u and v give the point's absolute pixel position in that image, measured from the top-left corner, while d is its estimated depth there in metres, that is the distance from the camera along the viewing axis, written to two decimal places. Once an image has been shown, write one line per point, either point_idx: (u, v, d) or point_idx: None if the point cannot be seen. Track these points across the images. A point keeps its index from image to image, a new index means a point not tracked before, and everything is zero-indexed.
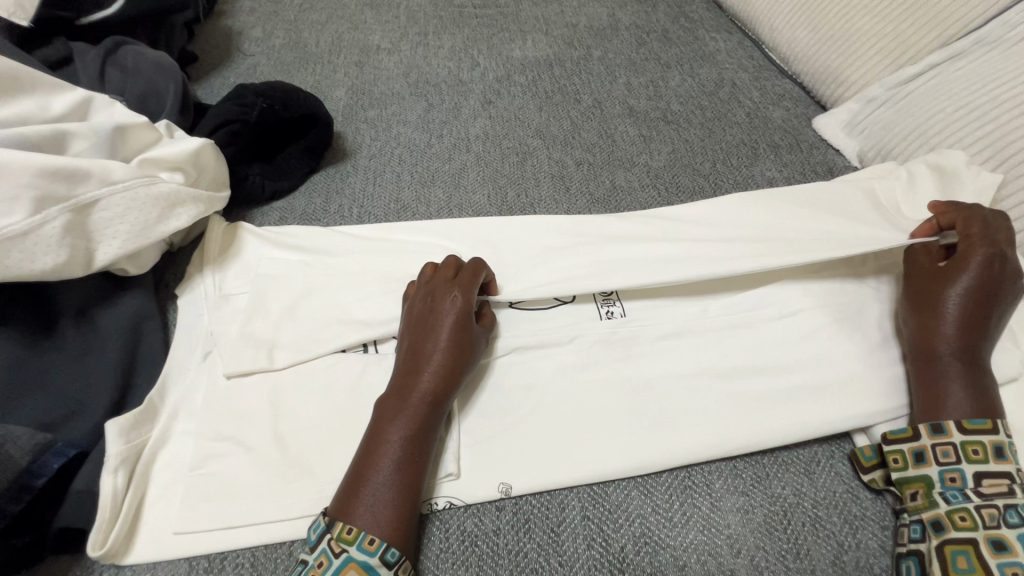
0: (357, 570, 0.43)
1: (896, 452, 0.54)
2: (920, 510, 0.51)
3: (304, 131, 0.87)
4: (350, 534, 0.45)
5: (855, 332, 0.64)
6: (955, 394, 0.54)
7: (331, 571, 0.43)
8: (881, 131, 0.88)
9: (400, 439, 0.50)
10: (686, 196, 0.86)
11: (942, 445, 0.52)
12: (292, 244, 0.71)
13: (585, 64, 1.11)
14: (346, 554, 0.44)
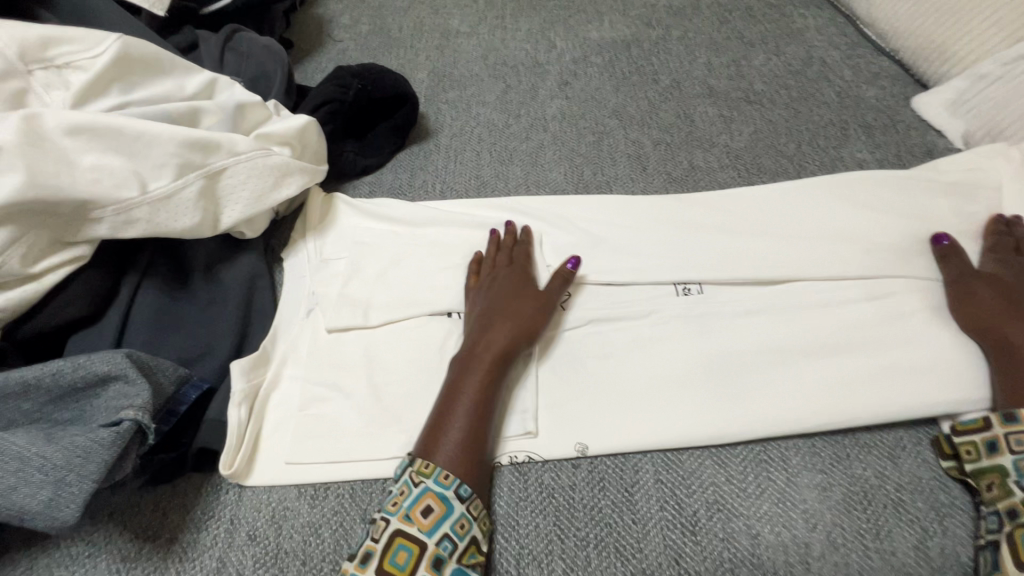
0: (435, 498, 0.48)
1: (969, 443, 0.53)
2: (997, 500, 0.50)
3: (392, 111, 0.92)
4: (427, 468, 0.50)
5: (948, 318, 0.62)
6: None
7: (411, 498, 0.48)
8: (992, 111, 0.82)
9: (473, 389, 0.54)
10: (768, 176, 0.84)
11: (1017, 435, 0.51)
12: (381, 213, 0.76)
13: (663, 44, 1.10)
14: (424, 484, 0.49)
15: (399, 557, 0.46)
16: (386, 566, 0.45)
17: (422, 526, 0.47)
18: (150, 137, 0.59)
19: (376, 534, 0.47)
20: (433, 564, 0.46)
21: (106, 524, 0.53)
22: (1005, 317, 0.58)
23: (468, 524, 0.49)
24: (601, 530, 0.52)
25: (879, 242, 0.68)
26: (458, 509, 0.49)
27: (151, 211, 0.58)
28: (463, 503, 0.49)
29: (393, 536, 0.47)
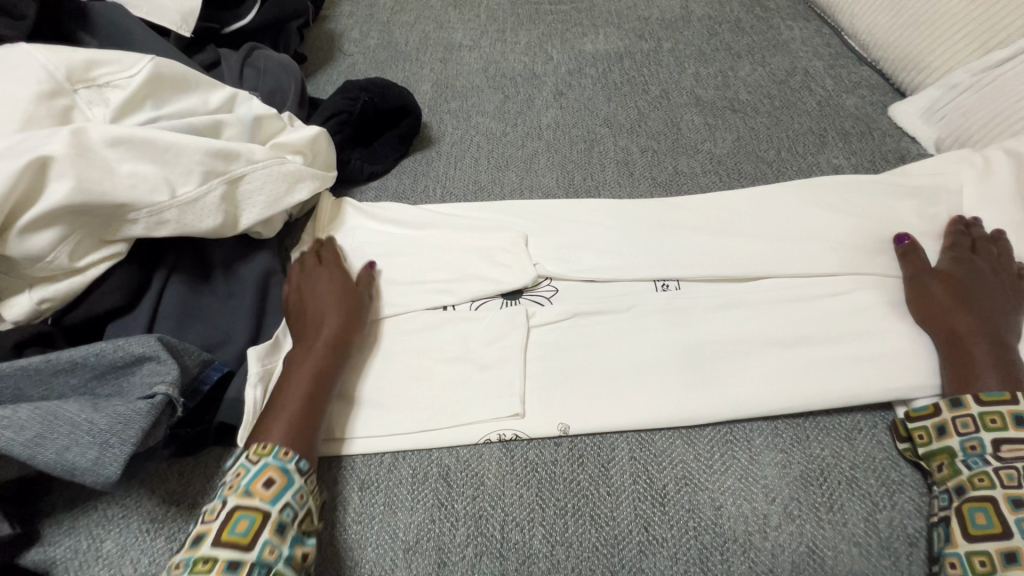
0: (275, 470, 0.54)
1: (921, 428, 0.57)
2: (946, 479, 0.54)
3: (397, 122, 1.00)
4: (264, 452, 0.55)
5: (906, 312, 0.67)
6: (980, 368, 0.58)
7: (252, 473, 0.53)
8: (961, 119, 0.86)
9: (305, 371, 0.62)
10: (748, 181, 0.89)
11: (961, 417, 0.55)
12: (385, 217, 0.83)
13: (654, 55, 1.16)
14: (264, 462, 0.54)
15: (241, 526, 0.50)
16: (226, 536, 0.49)
17: (264, 497, 0.52)
18: (179, 147, 0.66)
19: (217, 507, 0.52)
20: (270, 529, 0.50)
21: (138, 491, 0.60)
22: (951, 308, 0.63)
23: (308, 498, 0.55)
24: (580, 501, 0.58)
25: (845, 242, 0.73)
26: (293, 485, 0.54)
27: (180, 213, 0.65)
28: (303, 476, 0.55)
29: (235, 507, 0.51)
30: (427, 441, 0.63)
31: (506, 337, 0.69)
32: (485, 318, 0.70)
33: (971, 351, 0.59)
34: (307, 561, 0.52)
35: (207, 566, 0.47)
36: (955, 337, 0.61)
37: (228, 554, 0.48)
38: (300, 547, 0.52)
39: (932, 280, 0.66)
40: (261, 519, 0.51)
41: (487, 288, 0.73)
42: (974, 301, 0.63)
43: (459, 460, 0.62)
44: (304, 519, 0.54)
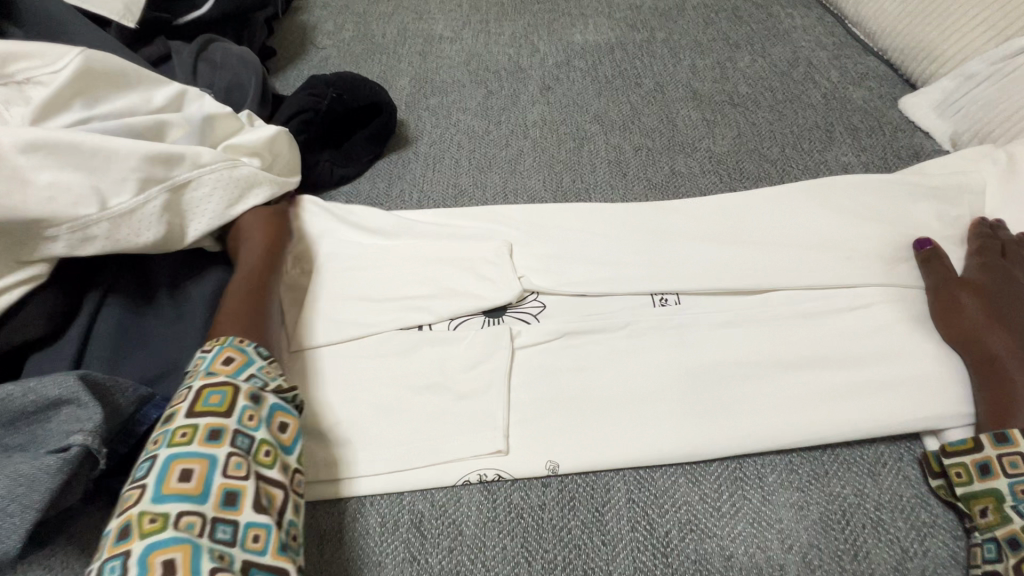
0: (235, 351, 0.52)
1: (959, 465, 0.51)
2: (993, 526, 0.48)
3: (371, 119, 0.91)
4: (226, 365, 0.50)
5: (929, 328, 0.60)
6: (1019, 396, 0.52)
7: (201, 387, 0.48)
8: (980, 112, 0.80)
9: (239, 298, 0.60)
10: (750, 181, 0.82)
11: (1009, 456, 0.49)
12: (355, 224, 0.75)
13: (647, 47, 1.08)
14: (235, 370, 0.51)
15: (218, 436, 0.46)
16: (170, 486, 0.42)
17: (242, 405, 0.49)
18: (110, 153, 0.58)
19: (180, 402, 0.48)
20: (245, 419, 0.48)
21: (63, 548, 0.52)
22: (984, 325, 0.57)
23: (273, 373, 0.54)
24: (571, 554, 0.51)
25: (860, 249, 0.66)
26: (258, 376, 0.52)
27: (111, 228, 0.58)
28: (264, 359, 0.54)
29: (202, 387, 0.48)
30: (398, 483, 0.55)
31: (487, 362, 0.61)
32: (464, 340, 0.63)
33: (1008, 376, 0.53)
34: (286, 435, 0.51)
35: (187, 460, 0.44)
36: (989, 359, 0.55)
37: (206, 449, 0.45)
38: (276, 416, 0.51)
39: (961, 293, 0.60)
40: (232, 413, 0.47)
41: (466, 306, 0.66)
42: (1008, 318, 0.57)
43: (434, 505, 0.55)
44: (276, 389, 0.53)
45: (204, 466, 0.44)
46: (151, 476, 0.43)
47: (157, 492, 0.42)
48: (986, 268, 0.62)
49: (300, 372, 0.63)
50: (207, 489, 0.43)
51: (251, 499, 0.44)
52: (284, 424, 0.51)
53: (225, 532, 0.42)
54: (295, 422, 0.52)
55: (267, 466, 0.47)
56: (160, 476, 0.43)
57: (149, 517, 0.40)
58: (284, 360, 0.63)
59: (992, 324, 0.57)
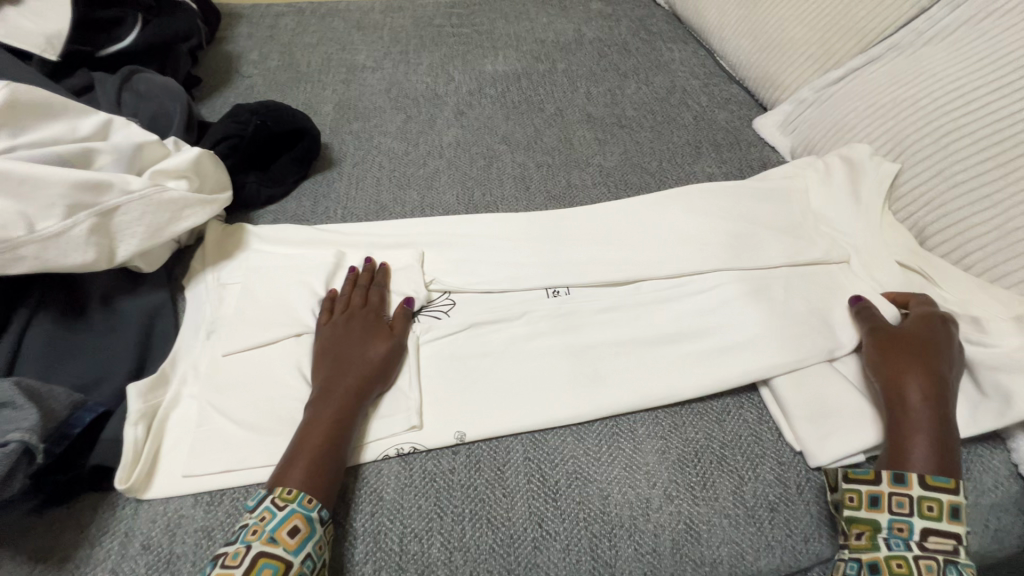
0: (303, 519, 0.53)
1: (854, 491, 0.57)
2: (861, 549, 0.55)
3: (294, 143, 0.98)
4: (289, 495, 0.55)
5: (763, 301, 0.74)
6: (918, 444, 0.58)
7: (272, 524, 0.53)
8: (808, 129, 0.98)
9: (330, 420, 0.61)
10: (633, 191, 0.96)
11: (899, 496, 0.56)
12: (285, 239, 0.86)
13: (549, 76, 1.23)
14: (289, 507, 0.54)
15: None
16: None
17: (287, 546, 0.51)
18: (38, 179, 0.63)
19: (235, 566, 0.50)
20: None
21: None
22: (910, 377, 0.61)
23: (324, 548, 0.54)
24: (478, 506, 0.60)
25: (711, 242, 0.81)
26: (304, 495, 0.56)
27: (41, 249, 0.62)
28: (324, 528, 0.55)
29: (258, 556, 0.50)
30: None
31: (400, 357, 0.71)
32: None
33: (919, 427, 0.58)
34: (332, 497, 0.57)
35: None
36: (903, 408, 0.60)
37: None
38: None
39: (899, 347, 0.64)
40: (269, 528, 0.53)
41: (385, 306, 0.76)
42: (935, 370, 0.62)
43: (357, 479, 0.62)
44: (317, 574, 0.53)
45: None
46: None
47: None
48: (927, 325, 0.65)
49: (229, 372, 0.69)
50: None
51: None
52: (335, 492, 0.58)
53: None
54: None
55: None
56: None
57: None
58: (216, 363, 0.70)
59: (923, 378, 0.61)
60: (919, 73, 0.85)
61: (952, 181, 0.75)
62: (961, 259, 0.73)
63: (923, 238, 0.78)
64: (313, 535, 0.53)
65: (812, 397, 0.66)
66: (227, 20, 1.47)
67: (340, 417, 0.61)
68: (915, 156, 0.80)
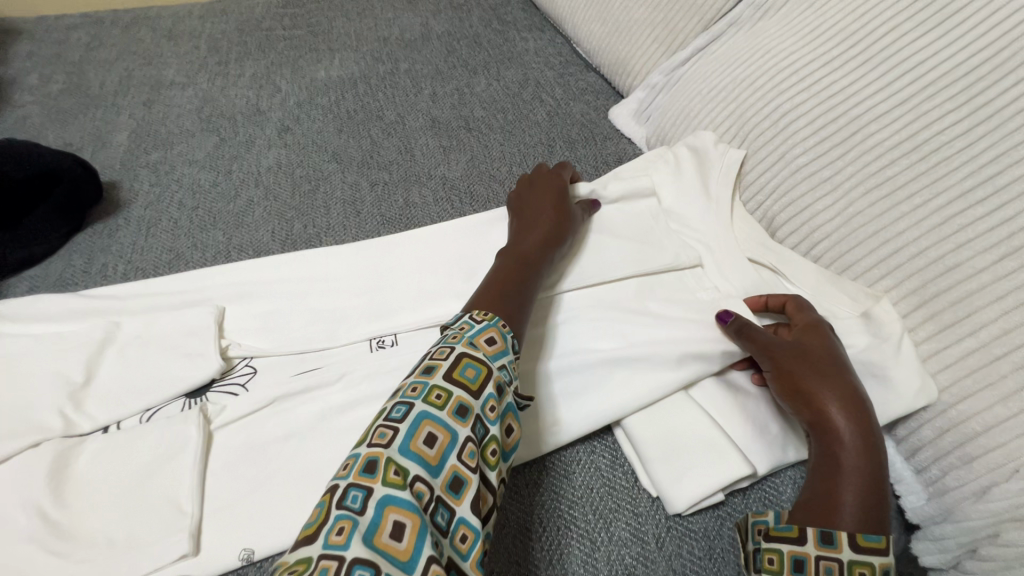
0: (499, 333, 0.53)
1: (775, 551, 0.47)
2: None
3: (49, 191, 0.78)
4: (485, 315, 0.55)
5: (623, 317, 0.66)
6: (847, 492, 0.48)
7: (476, 330, 0.52)
8: (660, 117, 0.91)
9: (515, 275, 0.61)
10: (480, 204, 0.85)
11: (828, 559, 0.45)
12: (35, 314, 0.68)
13: (390, 78, 1.09)
14: (486, 322, 0.54)
15: (468, 370, 0.48)
16: (414, 445, 0.42)
17: (487, 352, 0.50)
18: None
19: (441, 359, 0.49)
20: (489, 409, 0.47)
21: None
22: (826, 403, 0.52)
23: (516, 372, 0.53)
24: None
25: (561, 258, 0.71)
26: (492, 433, 0.47)
27: None
28: (515, 354, 0.54)
29: (461, 355, 0.49)
30: None
31: (176, 456, 0.56)
32: (155, 429, 0.58)
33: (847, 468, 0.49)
34: (508, 440, 0.49)
35: (436, 425, 0.43)
36: (832, 441, 0.51)
37: (452, 421, 0.44)
38: (508, 416, 0.50)
39: (801, 365, 0.55)
40: (480, 400, 0.47)
41: (158, 393, 0.61)
42: (844, 392, 0.53)
43: None
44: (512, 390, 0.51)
45: (447, 439, 0.43)
46: (405, 426, 0.43)
47: (404, 444, 0.42)
48: (810, 334, 0.58)
49: None
50: (416, 565, 0.36)
51: (472, 496, 0.42)
52: (509, 428, 0.50)
53: (444, 518, 0.40)
54: (518, 431, 0.51)
55: (490, 466, 0.46)
56: (411, 430, 0.43)
57: (395, 467, 0.40)
58: None
59: (840, 399, 0.52)
60: (756, 50, 0.79)
61: (794, 166, 0.70)
62: (809, 249, 0.68)
63: (773, 230, 0.72)
64: (507, 352, 0.52)
65: (667, 433, 0.58)
66: (1, 37, 1.21)
67: (521, 266, 0.63)
68: (758, 141, 0.75)
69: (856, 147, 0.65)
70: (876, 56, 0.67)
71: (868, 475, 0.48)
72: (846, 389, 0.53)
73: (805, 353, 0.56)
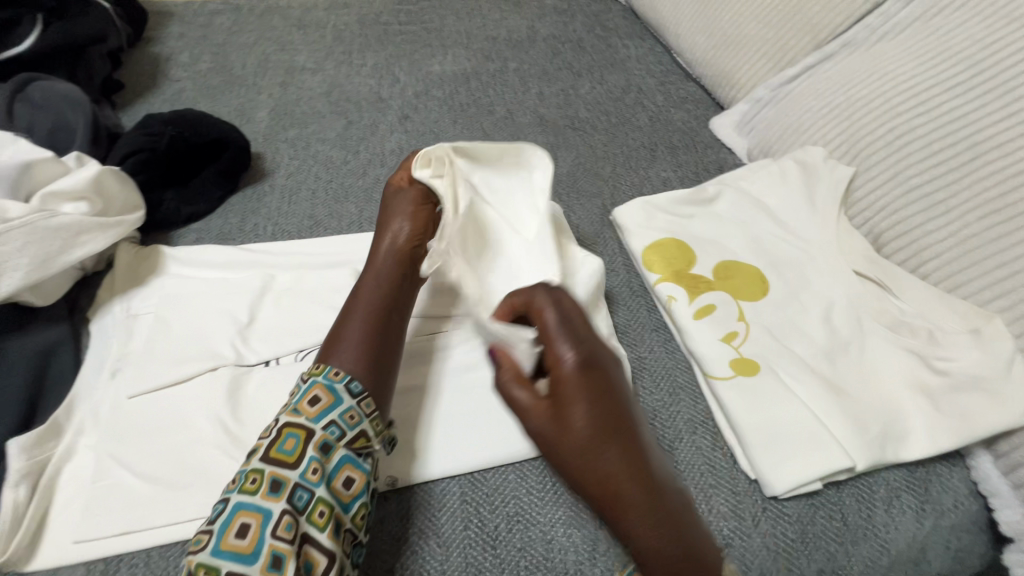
0: (324, 390, 0.54)
1: None
2: None
3: (216, 156, 0.89)
4: (317, 369, 0.57)
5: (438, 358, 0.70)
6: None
7: (325, 377, 0.56)
8: (764, 129, 0.94)
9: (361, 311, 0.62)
10: (585, 198, 0.91)
11: None
12: (207, 262, 0.79)
13: (500, 76, 1.17)
14: (313, 379, 0.56)
15: (287, 443, 0.51)
16: (227, 541, 0.46)
17: (309, 415, 0.53)
18: None
19: (264, 440, 0.52)
20: (309, 473, 0.50)
21: None
22: (617, 459, 0.44)
23: (356, 417, 0.55)
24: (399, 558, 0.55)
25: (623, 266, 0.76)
26: (321, 496, 0.50)
27: None
28: (353, 399, 0.55)
29: (283, 429, 0.52)
30: None
31: None
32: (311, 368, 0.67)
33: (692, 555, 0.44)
34: (348, 491, 0.51)
35: (246, 514, 0.47)
36: (622, 505, 0.44)
37: (264, 502, 0.48)
38: (344, 469, 0.52)
39: (575, 401, 0.46)
40: (298, 470, 0.50)
41: (310, 337, 0.70)
42: (630, 447, 0.45)
43: None
44: (350, 441, 0.54)
45: (259, 521, 0.47)
46: (219, 523, 0.47)
47: (218, 543, 0.46)
48: (591, 376, 0.47)
49: (130, 420, 0.62)
50: None
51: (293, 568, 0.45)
52: (349, 480, 0.52)
53: None
54: (360, 479, 0.53)
55: (318, 527, 0.48)
56: (224, 528, 0.47)
57: (206, 567, 0.44)
58: (119, 407, 0.63)
59: (625, 458, 0.44)
60: (874, 71, 0.82)
61: (907, 186, 0.73)
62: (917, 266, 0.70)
63: (880, 245, 0.75)
64: (338, 405, 0.54)
65: (769, 423, 0.61)
66: (156, 19, 1.36)
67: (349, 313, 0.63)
68: (870, 159, 0.77)
69: (976, 171, 0.68)
70: (1005, 84, 0.68)
71: (674, 553, 0.43)
72: (625, 447, 0.45)
73: (579, 387, 0.46)
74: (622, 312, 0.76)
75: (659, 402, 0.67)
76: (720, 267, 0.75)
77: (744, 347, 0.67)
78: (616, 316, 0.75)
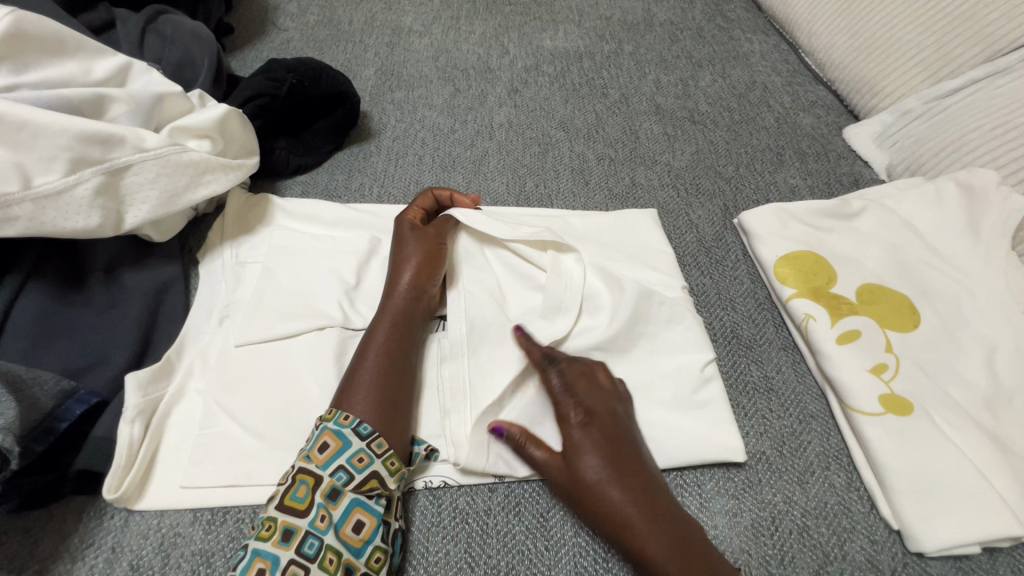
0: (331, 434, 0.50)
1: None
2: None
3: (329, 111, 0.88)
4: (329, 412, 0.52)
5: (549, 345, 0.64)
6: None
7: (333, 422, 0.51)
8: (913, 145, 0.85)
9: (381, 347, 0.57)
10: (705, 197, 0.85)
11: None
12: (314, 216, 0.77)
13: (614, 58, 1.11)
14: (324, 424, 0.51)
15: (298, 491, 0.47)
16: None
17: (317, 461, 0.49)
18: (38, 127, 0.55)
19: (279, 486, 0.49)
20: (318, 520, 0.46)
21: None
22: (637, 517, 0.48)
23: (366, 460, 0.50)
24: (506, 556, 0.54)
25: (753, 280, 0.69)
26: (332, 543, 0.45)
27: (36, 209, 0.55)
28: (361, 440, 0.50)
29: (294, 475, 0.48)
30: None
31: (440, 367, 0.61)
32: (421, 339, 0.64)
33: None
34: (358, 536, 0.47)
35: (255, 564, 0.43)
36: (634, 539, 0.47)
37: (275, 551, 0.44)
38: (354, 511, 0.47)
39: (599, 473, 0.50)
40: (309, 516, 0.46)
41: None
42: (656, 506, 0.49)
43: None
44: (360, 483, 0.49)
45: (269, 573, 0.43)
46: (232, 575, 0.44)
47: None
48: (603, 424, 0.53)
49: (238, 369, 0.61)
50: None
51: None
52: (361, 523, 0.47)
53: None
54: (372, 521, 0.48)
55: None
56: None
57: None
58: (228, 355, 0.62)
59: (635, 492, 0.49)
60: None
61: None
62: None
63: None
64: (348, 448, 0.50)
65: (922, 472, 0.55)
66: None
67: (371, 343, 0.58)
68: None
69: None
70: None
71: None
72: (639, 481, 0.50)
73: (585, 432, 0.52)
74: (747, 323, 0.71)
75: (789, 428, 0.62)
76: (864, 289, 0.68)
77: (895, 382, 0.60)
78: (742, 329, 0.70)
